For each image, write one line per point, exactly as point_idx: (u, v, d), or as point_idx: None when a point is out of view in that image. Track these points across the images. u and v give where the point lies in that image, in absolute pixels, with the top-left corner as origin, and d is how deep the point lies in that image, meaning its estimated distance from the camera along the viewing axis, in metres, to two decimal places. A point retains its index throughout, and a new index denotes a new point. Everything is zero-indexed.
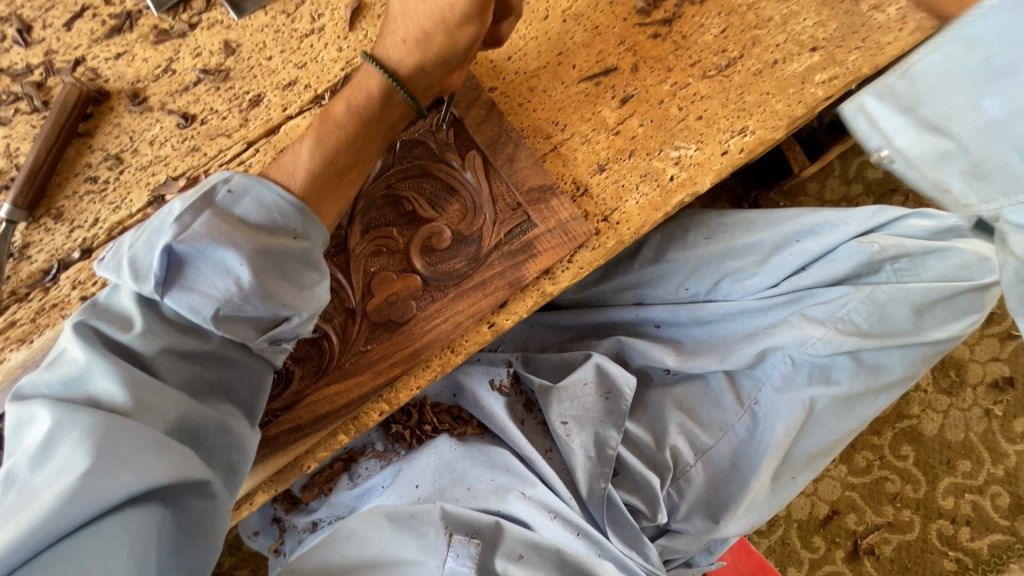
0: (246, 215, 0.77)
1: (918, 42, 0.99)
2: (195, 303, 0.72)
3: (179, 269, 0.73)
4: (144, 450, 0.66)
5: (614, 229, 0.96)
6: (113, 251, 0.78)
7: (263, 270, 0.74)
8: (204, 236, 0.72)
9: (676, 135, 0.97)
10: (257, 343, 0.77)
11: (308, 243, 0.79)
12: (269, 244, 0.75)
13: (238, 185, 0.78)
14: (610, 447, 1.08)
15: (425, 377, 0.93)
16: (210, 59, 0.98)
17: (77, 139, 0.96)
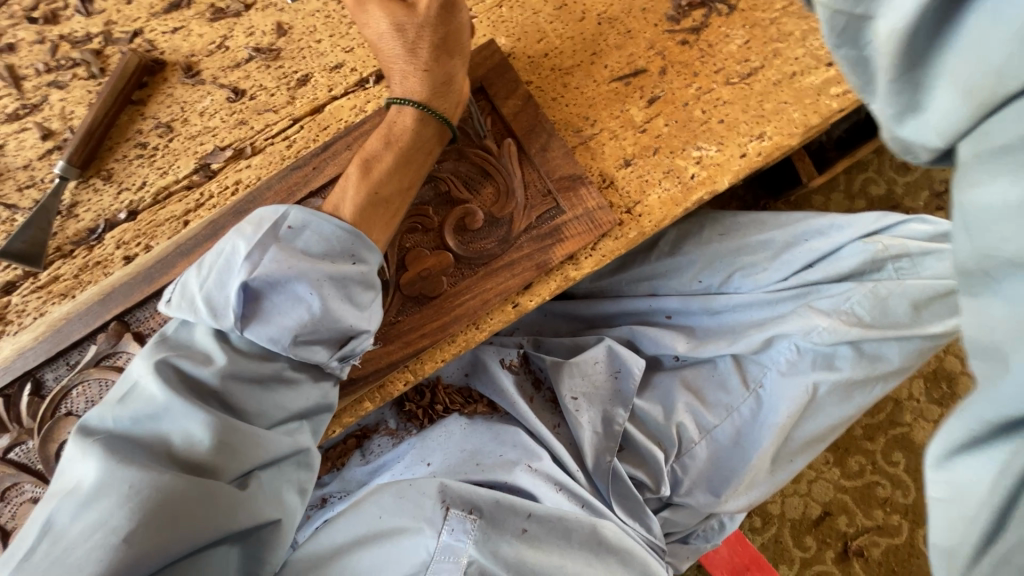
0: (308, 247, 0.81)
1: None
2: (273, 335, 0.78)
3: (255, 303, 0.79)
4: (198, 500, 0.71)
5: (636, 221, 1.01)
6: (180, 291, 0.81)
7: (331, 296, 0.79)
8: (277, 273, 0.77)
9: (700, 137, 1.03)
10: (329, 362, 0.83)
11: (367, 266, 0.84)
12: (332, 271, 0.80)
13: (296, 220, 0.82)
14: (617, 423, 1.14)
15: (451, 350, 0.97)
16: (262, 39, 1.03)
17: (130, 106, 1.01)
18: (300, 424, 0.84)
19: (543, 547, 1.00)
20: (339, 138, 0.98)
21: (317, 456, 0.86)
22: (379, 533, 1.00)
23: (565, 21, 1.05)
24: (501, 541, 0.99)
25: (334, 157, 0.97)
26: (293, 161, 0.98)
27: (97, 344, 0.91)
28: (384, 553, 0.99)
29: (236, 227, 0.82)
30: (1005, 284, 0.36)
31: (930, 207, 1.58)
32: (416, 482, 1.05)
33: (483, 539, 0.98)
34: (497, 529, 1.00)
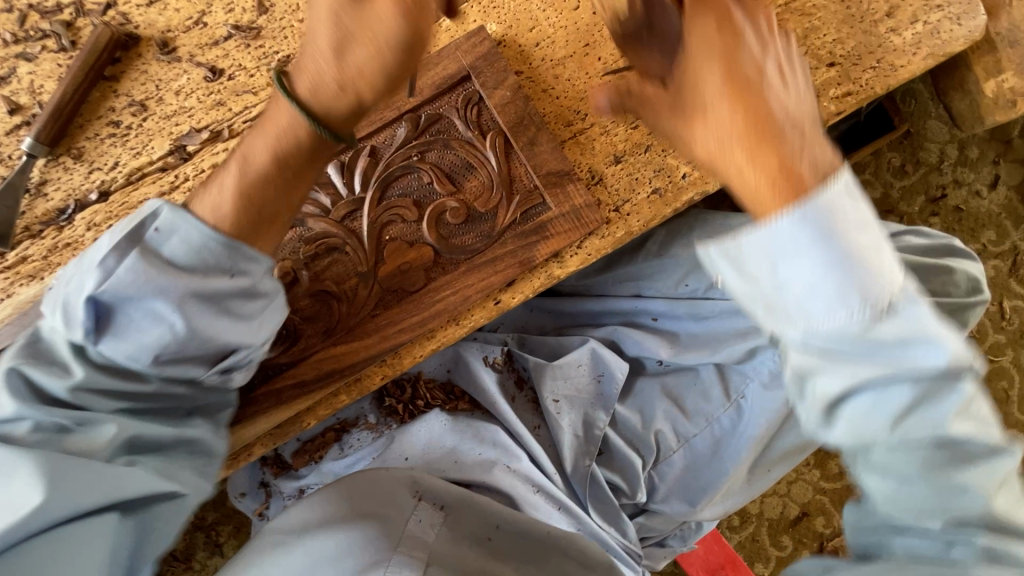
0: (174, 257, 0.73)
1: (928, 68, 1.04)
2: (129, 353, 0.73)
3: (120, 315, 0.73)
4: (86, 474, 0.69)
5: (624, 220, 0.99)
6: (61, 279, 0.79)
7: (194, 313, 0.73)
8: (122, 284, 0.71)
9: (687, 174, 1.00)
10: (206, 377, 0.78)
11: (248, 277, 0.76)
12: (201, 286, 0.73)
13: (165, 223, 0.74)
14: (596, 428, 1.15)
15: (430, 347, 0.95)
16: (242, 16, 0.98)
17: (103, 82, 0.97)
18: (194, 419, 0.81)
19: (504, 556, 0.99)
20: None
21: (220, 444, 0.84)
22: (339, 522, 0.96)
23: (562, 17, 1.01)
24: (463, 544, 0.98)
25: None
26: None
27: None
28: (340, 541, 0.93)
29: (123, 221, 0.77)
30: (876, 470, 0.60)
31: (924, 212, 1.58)
32: (392, 470, 1.07)
33: (451, 531, 0.99)
34: (460, 531, 1.00)
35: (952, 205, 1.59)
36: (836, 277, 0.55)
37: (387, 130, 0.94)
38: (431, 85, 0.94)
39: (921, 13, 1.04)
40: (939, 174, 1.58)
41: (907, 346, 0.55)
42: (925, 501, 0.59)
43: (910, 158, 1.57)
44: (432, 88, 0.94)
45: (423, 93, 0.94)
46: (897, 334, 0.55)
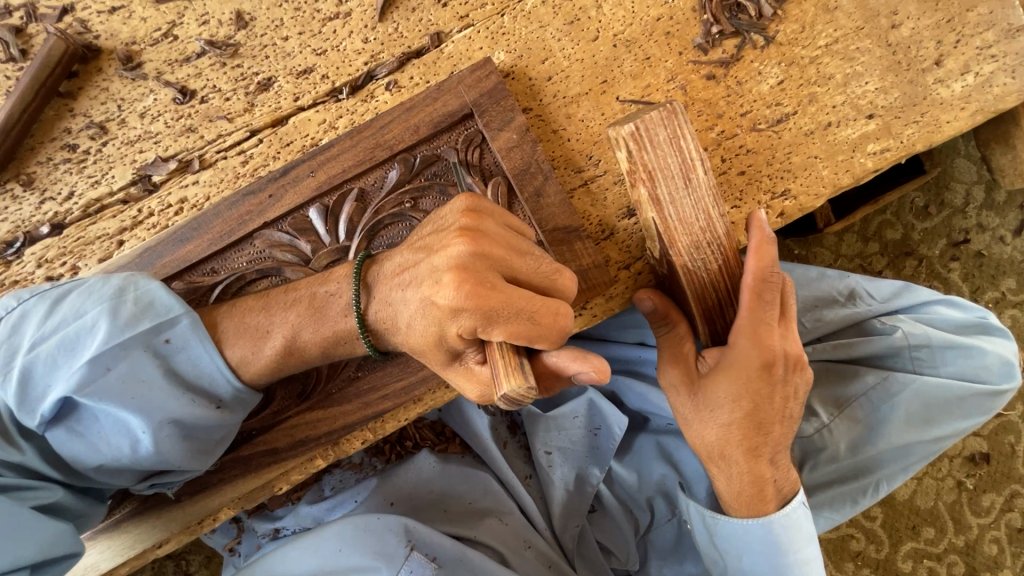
0: (179, 370, 0.74)
1: (976, 125, 0.94)
2: (79, 452, 0.73)
3: (73, 411, 0.72)
4: (19, 525, 0.68)
5: (634, 279, 0.90)
6: (16, 321, 0.71)
7: (167, 441, 0.73)
8: (107, 390, 0.70)
9: (701, 452, 0.85)
10: (135, 485, 0.79)
11: (230, 413, 0.77)
12: (185, 417, 0.73)
13: (178, 336, 0.73)
14: (590, 484, 1.11)
15: (415, 411, 0.87)
16: (218, 30, 0.87)
17: (57, 99, 0.86)
18: (96, 498, 0.80)
19: None
20: (302, 162, 0.84)
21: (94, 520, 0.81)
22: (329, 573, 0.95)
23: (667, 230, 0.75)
24: None
25: (294, 184, 0.83)
26: (247, 184, 0.85)
27: None
28: None
29: (113, 295, 0.71)
30: None
31: (945, 256, 1.49)
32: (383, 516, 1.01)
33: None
34: None
35: (974, 249, 1.49)
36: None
37: (377, 172, 0.84)
38: (428, 122, 0.84)
39: (975, 62, 0.93)
40: (963, 218, 1.48)
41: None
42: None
43: (935, 199, 1.48)
44: (429, 126, 0.84)
45: (419, 132, 0.84)
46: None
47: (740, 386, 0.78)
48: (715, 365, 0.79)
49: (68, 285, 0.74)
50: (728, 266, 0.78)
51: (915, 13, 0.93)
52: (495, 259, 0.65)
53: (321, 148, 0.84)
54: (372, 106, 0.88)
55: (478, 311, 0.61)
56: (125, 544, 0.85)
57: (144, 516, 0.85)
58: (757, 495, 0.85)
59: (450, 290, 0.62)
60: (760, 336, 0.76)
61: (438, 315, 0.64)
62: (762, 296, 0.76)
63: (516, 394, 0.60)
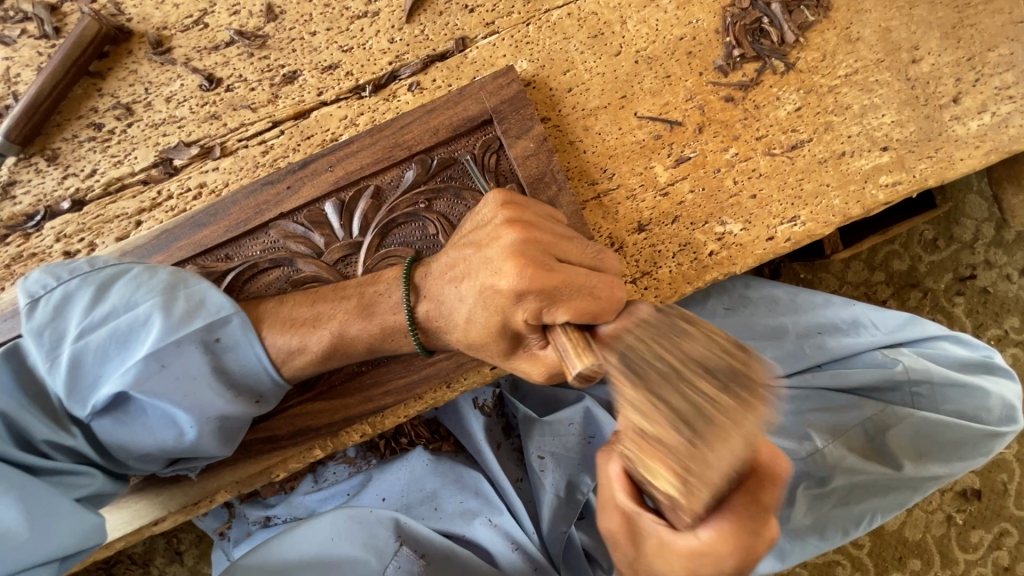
0: (225, 369, 0.75)
1: (990, 164, 0.95)
2: (124, 441, 0.75)
3: (121, 402, 0.73)
4: (58, 506, 0.70)
5: (639, 294, 0.91)
6: (59, 303, 0.71)
7: (209, 434, 0.75)
8: (161, 386, 0.71)
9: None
10: (163, 471, 0.80)
11: (267, 406, 0.80)
12: (229, 413, 0.75)
13: (227, 335, 0.74)
14: (580, 492, 1.10)
15: (415, 408, 0.88)
16: (248, 21, 0.89)
17: (86, 78, 0.87)
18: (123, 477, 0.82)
19: None
20: (321, 156, 0.85)
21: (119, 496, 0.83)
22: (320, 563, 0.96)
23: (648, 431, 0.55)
24: None
25: (313, 178, 0.85)
26: (266, 174, 0.86)
27: None
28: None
29: (166, 290, 0.72)
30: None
31: (950, 290, 1.49)
32: (375, 510, 1.04)
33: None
34: None
35: (980, 285, 1.49)
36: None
37: (394, 171, 0.86)
38: (448, 126, 0.85)
39: (992, 102, 0.94)
40: (970, 253, 1.48)
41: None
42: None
43: (944, 233, 1.48)
44: (448, 130, 0.85)
45: (438, 134, 0.85)
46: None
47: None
48: (658, 542, 0.62)
49: (113, 271, 0.74)
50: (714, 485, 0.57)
51: (936, 49, 0.94)
52: (543, 241, 0.67)
53: (341, 144, 0.86)
54: (394, 105, 0.89)
55: (540, 294, 0.64)
56: (123, 518, 0.87)
57: (144, 493, 0.87)
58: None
59: (510, 277, 0.64)
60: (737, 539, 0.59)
61: (499, 305, 0.65)
62: (746, 530, 0.58)
63: (590, 372, 0.60)
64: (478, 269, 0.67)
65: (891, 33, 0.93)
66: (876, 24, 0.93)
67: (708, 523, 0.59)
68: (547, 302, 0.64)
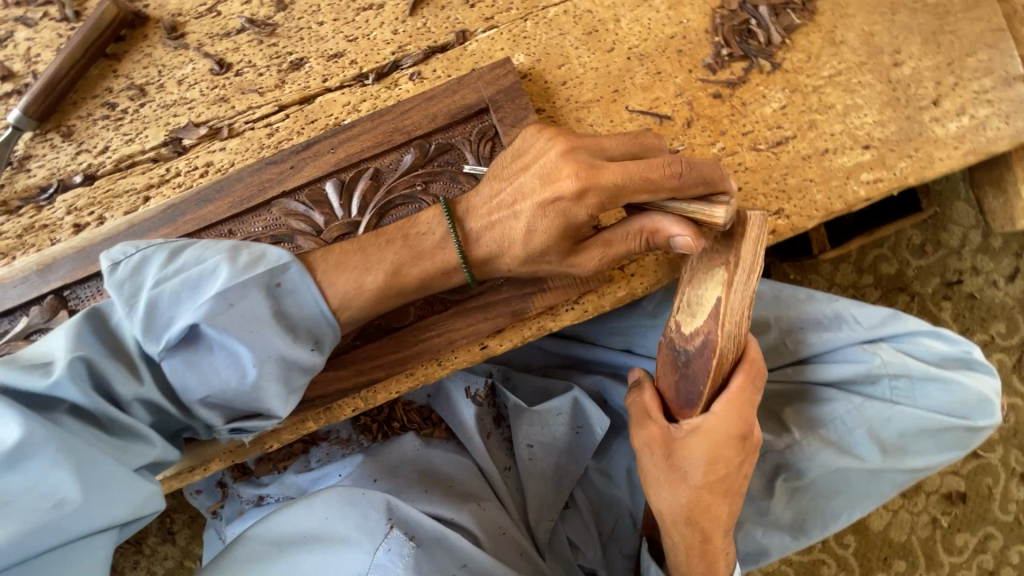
0: (285, 313, 0.77)
1: (968, 164, 0.98)
2: (189, 386, 0.75)
3: (191, 344, 0.74)
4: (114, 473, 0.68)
5: (627, 280, 0.94)
6: (138, 266, 0.74)
7: (270, 376, 0.75)
8: (228, 326, 0.72)
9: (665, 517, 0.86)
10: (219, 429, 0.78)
11: (321, 354, 0.80)
12: (289, 353, 0.76)
13: (287, 280, 0.77)
14: (567, 480, 1.15)
15: (405, 385, 0.91)
16: (259, 10, 0.93)
17: (102, 60, 0.92)
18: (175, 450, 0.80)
19: None
20: (324, 138, 0.89)
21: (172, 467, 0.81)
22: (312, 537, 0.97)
23: (677, 327, 0.81)
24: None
25: (315, 159, 0.89)
26: (270, 154, 0.90)
27: (29, 316, 0.85)
28: (313, 556, 0.95)
29: (231, 248, 0.76)
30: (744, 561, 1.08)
31: (937, 295, 1.52)
32: (367, 491, 1.02)
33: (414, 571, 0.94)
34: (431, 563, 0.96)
35: (966, 291, 1.52)
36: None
37: (393, 155, 0.89)
38: (446, 113, 0.89)
39: (971, 105, 0.97)
40: (957, 259, 1.51)
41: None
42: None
43: (931, 238, 1.51)
44: (446, 117, 0.89)
45: (436, 121, 0.89)
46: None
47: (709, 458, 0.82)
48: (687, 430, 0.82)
49: (184, 240, 0.79)
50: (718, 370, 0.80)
51: (917, 54, 0.98)
52: (588, 145, 0.74)
53: (344, 128, 0.90)
54: (395, 93, 0.93)
55: (602, 189, 0.70)
56: None
57: None
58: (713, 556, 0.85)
59: (570, 180, 0.71)
60: (741, 412, 0.82)
61: (562, 208, 0.72)
62: (746, 404, 0.82)
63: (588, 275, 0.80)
64: (530, 171, 0.75)
65: (874, 37, 0.97)
66: (859, 28, 0.98)
67: (717, 400, 0.82)
68: (609, 201, 0.71)
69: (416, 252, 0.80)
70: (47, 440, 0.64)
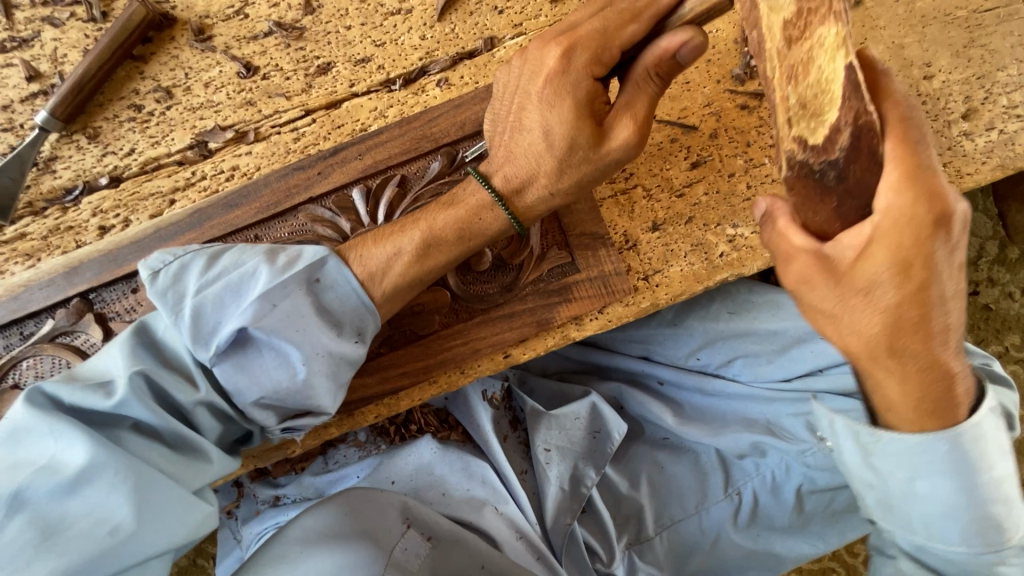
0: (328, 309, 0.77)
1: (995, 179, 0.97)
2: (240, 388, 0.74)
3: (239, 348, 0.74)
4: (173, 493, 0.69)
5: (651, 290, 0.93)
6: (177, 273, 0.74)
7: (321, 371, 0.75)
8: (275, 327, 0.72)
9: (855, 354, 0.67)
10: (273, 429, 0.78)
11: (367, 346, 0.80)
12: (336, 348, 0.76)
13: (327, 276, 0.77)
14: (584, 486, 1.11)
15: (429, 392, 0.91)
16: (286, 13, 0.93)
17: (129, 62, 0.91)
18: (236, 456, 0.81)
19: None
20: (350, 144, 0.89)
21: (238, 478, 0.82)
22: (327, 537, 0.93)
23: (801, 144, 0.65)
24: None
25: (342, 165, 0.88)
26: (297, 159, 0.90)
27: (55, 319, 0.85)
28: (328, 559, 0.90)
29: (270, 250, 0.76)
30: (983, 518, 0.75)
31: None
32: (384, 491, 1.02)
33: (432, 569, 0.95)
34: (449, 566, 0.97)
35: (981, 302, 1.50)
36: (960, 499, 0.74)
37: (420, 162, 0.89)
38: (474, 121, 0.89)
39: (1000, 120, 0.97)
40: (973, 270, 1.50)
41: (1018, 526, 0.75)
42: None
43: None
44: (475, 124, 0.89)
45: (464, 129, 0.89)
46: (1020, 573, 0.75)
47: (901, 258, 0.59)
48: (856, 252, 0.61)
49: (219, 245, 0.78)
50: (875, 154, 0.59)
51: (946, 68, 0.97)
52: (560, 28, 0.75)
53: (371, 133, 0.90)
54: (422, 99, 0.93)
55: (589, 45, 0.70)
56: None
57: None
58: (945, 393, 0.69)
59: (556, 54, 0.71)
60: (916, 180, 0.57)
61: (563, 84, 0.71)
62: (914, 164, 0.57)
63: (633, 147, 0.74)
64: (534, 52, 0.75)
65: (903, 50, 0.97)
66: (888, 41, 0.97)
67: (880, 191, 0.58)
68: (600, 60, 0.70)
69: (448, 207, 0.81)
70: (108, 464, 0.65)
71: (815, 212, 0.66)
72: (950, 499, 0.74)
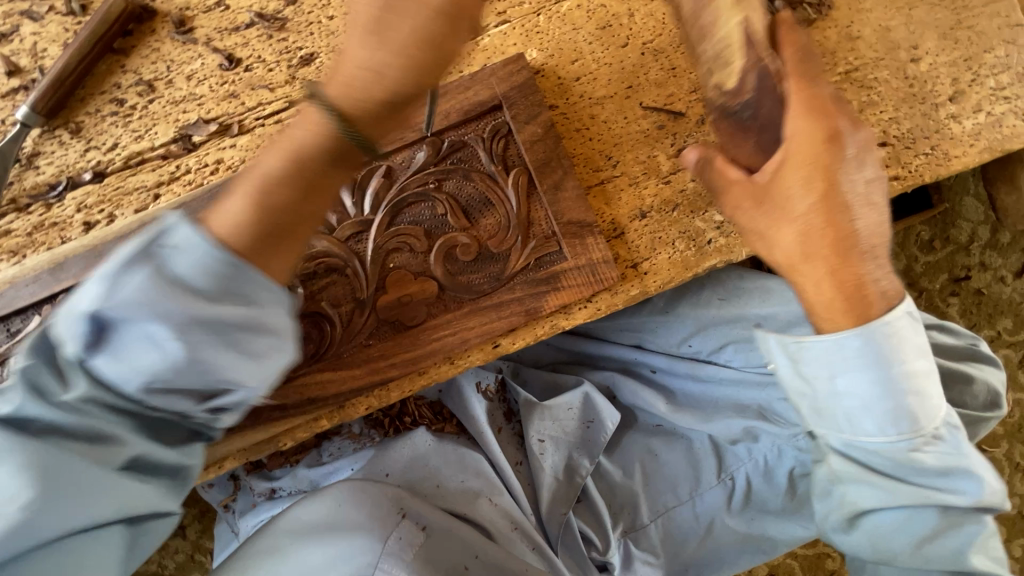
0: (187, 278, 0.57)
1: (983, 162, 0.97)
2: (126, 382, 0.62)
3: (92, 336, 0.60)
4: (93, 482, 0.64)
5: (640, 278, 0.93)
6: None
7: (199, 345, 0.58)
8: (126, 306, 0.57)
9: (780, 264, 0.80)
10: (193, 413, 0.66)
11: (258, 310, 0.59)
12: (209, 313, 0.57)
13: (180, 234, 0.58)
14: (579, 475, 1.12)
15: (420, 383, 0.91)
16: (269, 5, 0.92)
17: (110, 55, 0.91)
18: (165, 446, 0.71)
19: None
20: None
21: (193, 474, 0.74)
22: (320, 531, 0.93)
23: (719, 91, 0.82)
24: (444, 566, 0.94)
25: None
26: None
27: (42, 315, 0.83)
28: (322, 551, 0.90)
29: None
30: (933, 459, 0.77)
31: (946, 291, 1.50)
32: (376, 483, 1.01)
33: (427, 557, 0.94)
34: (445, 556, 0.95)
35: (974, 287, 1.50)
36: (875, 391, 0.76)
37: (405, 152, 0.89)
38: (459, 110, 0.88)
39: (987, 102, 0.96)
40: (965, 255, 1.49)
41: (933, 410, 0.77)
42: (901, 549, 0.80)
43: (940, 234, 1.50)
44: (460, 114, 0.88)
45: (449, 118, 0.88)
46: (934, 461, 0.77)
47: (808, 172, 0.76)
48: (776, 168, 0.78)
49: None
50: (775, 94, 0.79)
51: (934, 50, 0.97)
52: None
53: None
54: None
55: None
56: None
57: None
58: (855, 291, 0.76)
59: None
60: (813, 114, 0.78)
61: None
62: (814, 102, 0.78)
63: None
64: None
65: (890, 33, 0.97)
66: (876, 24, 0.97)
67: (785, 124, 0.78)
68: None
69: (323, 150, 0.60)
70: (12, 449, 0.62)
71: (742, 147, 0.83)
72: (868, 392, 0.76)
